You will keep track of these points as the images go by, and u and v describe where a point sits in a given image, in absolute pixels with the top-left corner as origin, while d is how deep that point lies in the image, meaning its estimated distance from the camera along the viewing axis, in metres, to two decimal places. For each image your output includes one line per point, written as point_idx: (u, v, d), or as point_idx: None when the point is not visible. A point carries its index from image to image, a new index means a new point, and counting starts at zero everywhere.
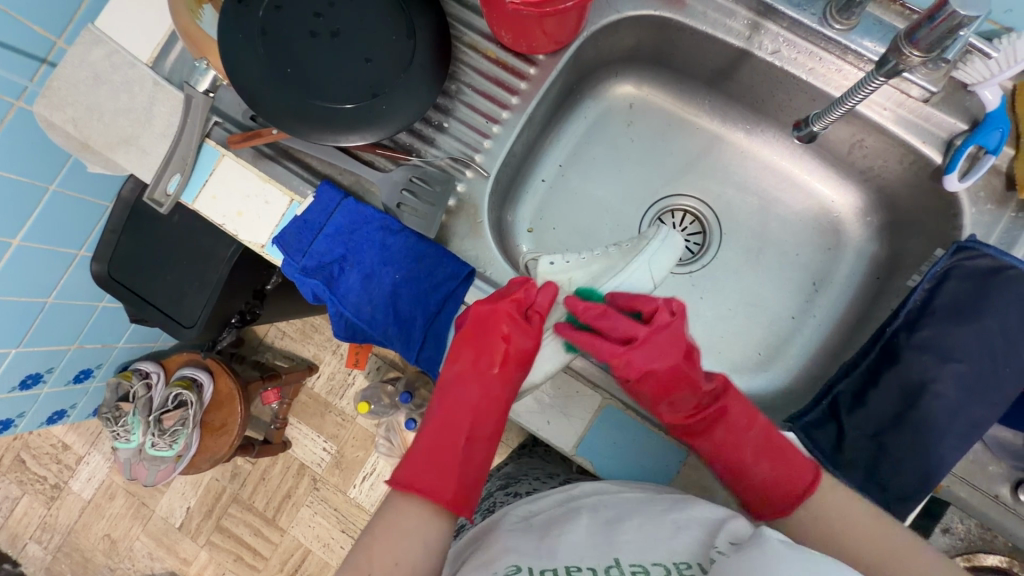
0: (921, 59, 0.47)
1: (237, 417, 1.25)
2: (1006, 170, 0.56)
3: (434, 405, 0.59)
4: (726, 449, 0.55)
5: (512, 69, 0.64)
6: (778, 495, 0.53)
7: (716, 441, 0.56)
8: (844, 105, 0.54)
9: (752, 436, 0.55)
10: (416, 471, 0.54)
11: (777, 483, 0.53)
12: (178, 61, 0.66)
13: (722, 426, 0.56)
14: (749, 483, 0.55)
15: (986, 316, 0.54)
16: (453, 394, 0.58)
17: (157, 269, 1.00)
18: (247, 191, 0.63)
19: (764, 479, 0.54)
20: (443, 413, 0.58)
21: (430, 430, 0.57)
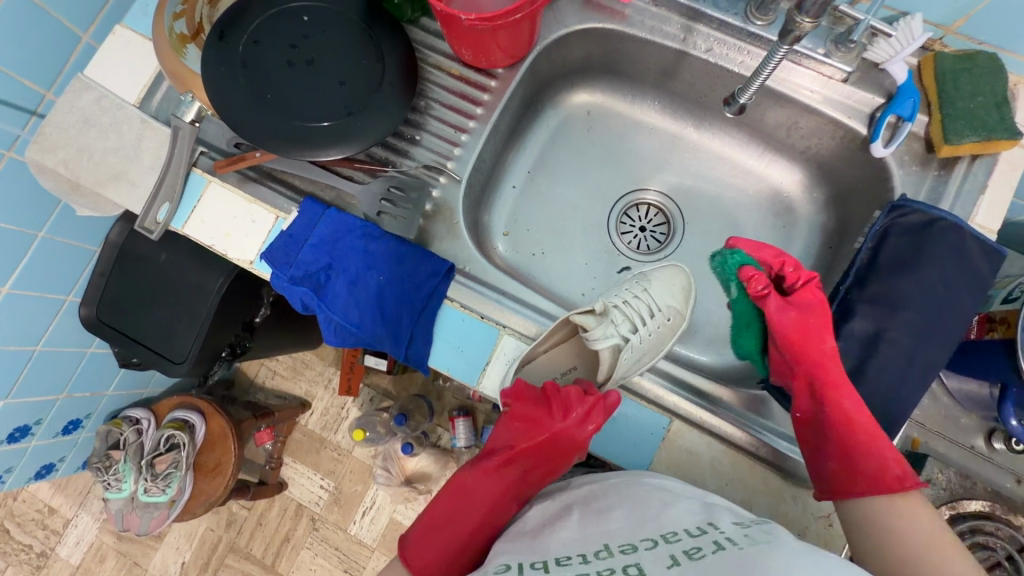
0: (813, 24, 0.49)
1: (232, 458, 1.23)
2: (923, 135, 0.63)
3: (452, 483, 0.61)
4: (840, 416, 0.57)
5: (475, 83, 0.70)
6: (867, 481, 0.55)
7: (835, 413, 0.57)
8: (761, 75, 0.59)
9: (863, 414, 0.58)
10: (422, 542, 0.56)
11: (874, 472, 0.55)
12: (164, 99, 0.71)
13: (842, 399, 0.58)
14: (837, 455, 0.56)
15: (927, 266, 0.59)
16: (478, 482, 0.59)
17: (144, 309, 1.02)
18: (233, 213, 0.67)
19: (846, 459, 0.55)
20: (461, 499, 0.59)
21: (444, 510, 0.58)
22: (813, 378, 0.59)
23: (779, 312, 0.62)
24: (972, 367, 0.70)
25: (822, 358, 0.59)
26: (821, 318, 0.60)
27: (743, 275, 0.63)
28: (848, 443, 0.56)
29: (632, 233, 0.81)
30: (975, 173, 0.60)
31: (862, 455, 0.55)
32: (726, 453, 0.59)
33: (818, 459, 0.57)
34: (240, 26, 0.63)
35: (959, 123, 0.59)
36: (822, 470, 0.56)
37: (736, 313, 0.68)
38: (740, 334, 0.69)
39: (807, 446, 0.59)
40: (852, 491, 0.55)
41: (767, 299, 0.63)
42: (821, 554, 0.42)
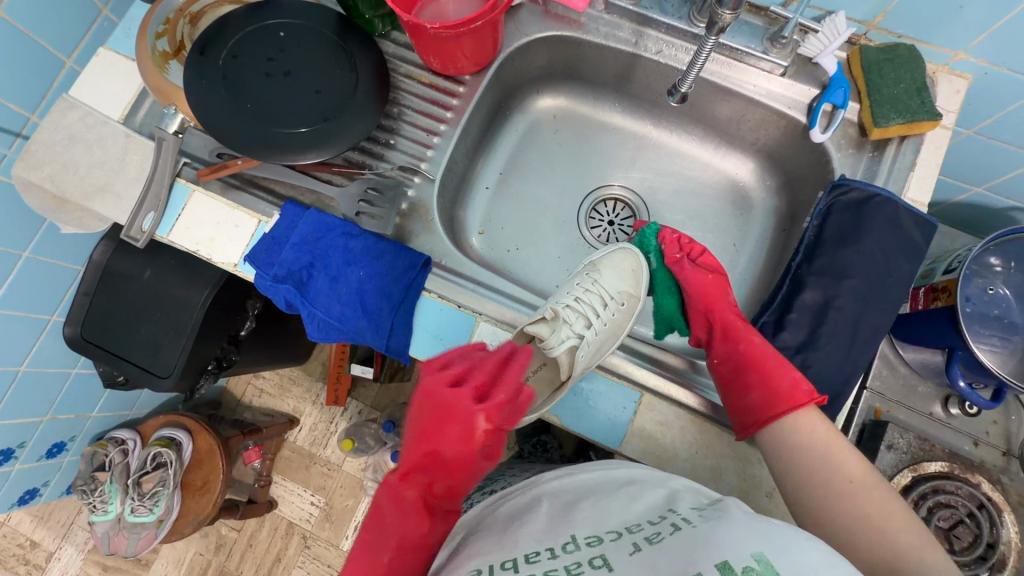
0: (732, 15, 0.54)
1: (220, 474, 1.24)
2: (857, 120, 0.68)
3: (372, 511, 0.54)
4: (752, 350, 0.64)
5: (444, 90, 0.74)
6: (781, 403, 0.60)
7: (746, 349, 0.64)
8: (693, 66, 0.65)
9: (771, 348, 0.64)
10: None
11: (789, 391, 0.60)
12: (148, 115, 0.74)
13: (752, 336, 0.65)
14: (755, 386, 0.61)
15: (866, 238, 0.64)
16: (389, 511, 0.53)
17: (131, 325, 1.03)
18: (217, 219, 0.70)
19: (760, 384, 0.61)
20: (379, 530, 0.52)
21: (361, 541, 0.52)
22: (726, 321, 0.68)
23: (692, 271, 0.72)
24: (921, 335, 0.75)
25: (722, 309, 0.69)
26: (720, 277, 0.72)
27: (661, 242, 0.76)
28: (763, 371, 0.62)
29: (601, 227, 0.85)
30: (905, 153, 0.66)
31: (772, 383, 0.61)
32: (693, 421, 0.63)
33: (740, 394, 0.62)
34: (220, 42, 0.67)
35: (886, 107, 0.65)
36: (744, 403, 0.62)
37: (655, 283, 0.77)
38: (661, 297, 0.77)
39: (728, 385, 0.64)
40: (773, 416, 0.60)
41: (680, 261, 0.73)
42: (775, 525, 0.45)
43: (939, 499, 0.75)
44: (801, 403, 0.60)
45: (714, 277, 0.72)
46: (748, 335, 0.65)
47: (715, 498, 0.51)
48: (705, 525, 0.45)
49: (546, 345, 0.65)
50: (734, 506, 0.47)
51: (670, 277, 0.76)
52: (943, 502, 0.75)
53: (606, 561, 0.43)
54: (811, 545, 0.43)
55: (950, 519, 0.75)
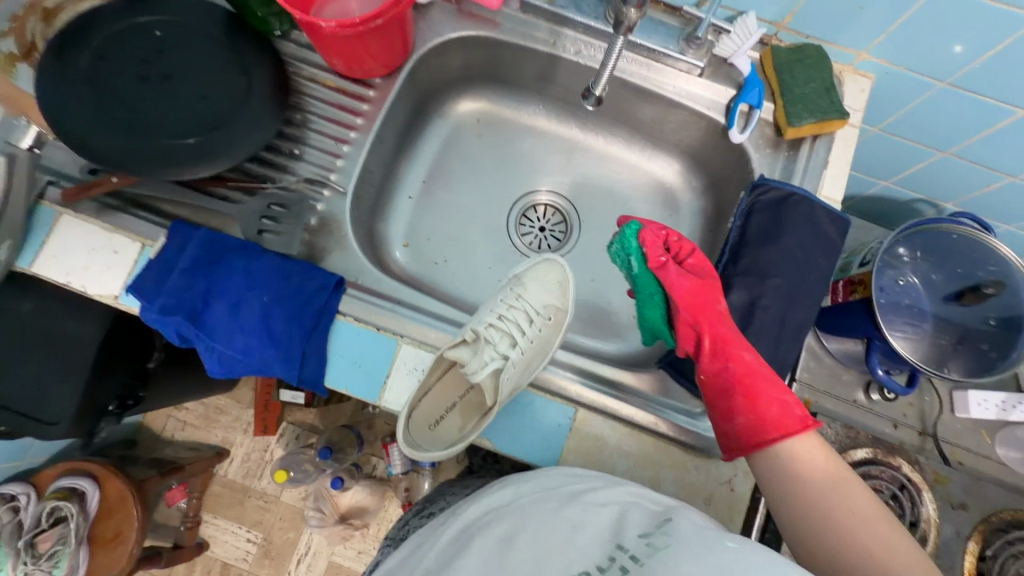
0: (637, 15, 0.54)
1: (134, 522, 1.11)
2: (772, 120, 0.69)
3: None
4: (743, 369, 0.60)
5: (353, 94, 0.69)
6: (772, 429, 0.58)
7: (737, 369, 0.60)
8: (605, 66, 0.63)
9: (764, 368, 0.61)
10: None
11: (780, 418, 0.58)
12: (2, 126, 0.63)
13: (743, 353, 0.61)
14: (744, 410, 0.59)
15: (787, 236, 0.64)
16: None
17: (5, 369, 0.88)
18: (92, 245, 0.61)
19: (753, 410, 0.58)
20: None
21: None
22: (717, 336, 0.62)
23: (678, 277, 0.65)
24: (843, 326, 0.77)
25: (716, 322, 0.63)
26: (711, 285, 0.65)
27: (642, 244, 0.68)
28: (754, 394, 0.59)
29: (532, 233, 0.82)
30: (818, 151, 0.67)
31: (766, 408, 0.58)
32: (630, 433, 0.61)
33: (730, 416, 0.59)
34: (82, 43, 0.59)
35: (798, 107, 0.66)
36: (732, 426, 0.59)
37: (639, 288, 0.70)
38: (646, 308, 0.70)
39: (719, 405, 0.61)
40: (761, 442, 0.58)
41: (665, 270, 0.67)
42: (728, 555, 0.41)
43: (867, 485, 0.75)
44: (795, 430, 0.58)
45: (703, 284, 0.65)
46: (741, 355, 0.61)
47: (663, 514, 0.47)
48: (653, 563, 0.41)
49: (468, 370, 0.62)
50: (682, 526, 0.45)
51: (655, 282, 0.69)
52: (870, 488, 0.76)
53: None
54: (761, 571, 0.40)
55: None
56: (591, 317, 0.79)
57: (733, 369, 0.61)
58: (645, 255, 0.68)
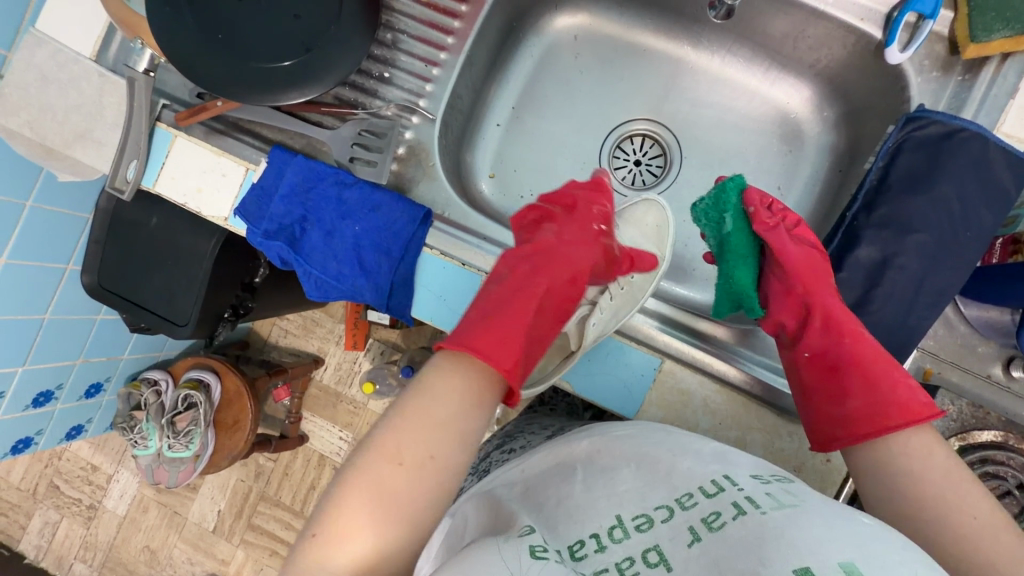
0: None
1: (249, 414, 1.27)
2: (947, 34, 0.56)
3: (493, 287, 0.55)
4: (859, 349, 0.52)
5: (444, 10, 0.64)
6: (893, 415, 0.49)
7: (853, 349, 0.52)
8: None
9: (885, 353, 0.52)
10: (480, 332, 0.50)
11: (904, 401, 0.49)
12: (121, 50, 0.66)
13: (861, 332, 0.53)
14: (859, 392, 0.51)
15: (942, 183, 0.54)
16: (513, 276, 0.55)
17: (143, 274, 1.01)
18: (204, 167, 0.64)
19: (865, 393, 0.51)
20: (509, 293, 0.54)
21: (480, 309, 0.52)
22: (830, 311, 0.54)
23: (788, 241, 0.58)
24: (991, 291, 0.66)
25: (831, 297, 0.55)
26: (820, 254, 0.57)
27: (744, 201, 0.61)
28: (869, 377, 0.51)
29: (626, 167, 0.76)
30: (1006, 75, 0.53)
31: (886, 391, 0.50)
32: (718, 391, 0.58)
33: (841, 401, 0.52)
34: None
35: (989, 15, 0.52)
36: (844, 410, 0.52)
37: (730, 248, 0.62)
38: (736, 266, 0.61)
39: (828, 389, 0.53)
40: (880, 428, 0.49)
41: (772, 234, 0.59)
42: (863, 530, 0.38)
43: (988, 472, 0.69)
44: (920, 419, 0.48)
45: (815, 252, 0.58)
46: (856, 333, 0.53)
47: (778, 473, 0.46)
48: (778, 515, 0.39)
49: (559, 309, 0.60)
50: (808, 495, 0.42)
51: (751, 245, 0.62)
52: (990, 472, 0.69)
53: (662, 557, 0.39)
54: (904, 558, 0.36)
55: (997, 490, 0.69)
56: (684, 262, 0.73)
57: (844, 349, 0.53)
58: (750, 214, 0.61)
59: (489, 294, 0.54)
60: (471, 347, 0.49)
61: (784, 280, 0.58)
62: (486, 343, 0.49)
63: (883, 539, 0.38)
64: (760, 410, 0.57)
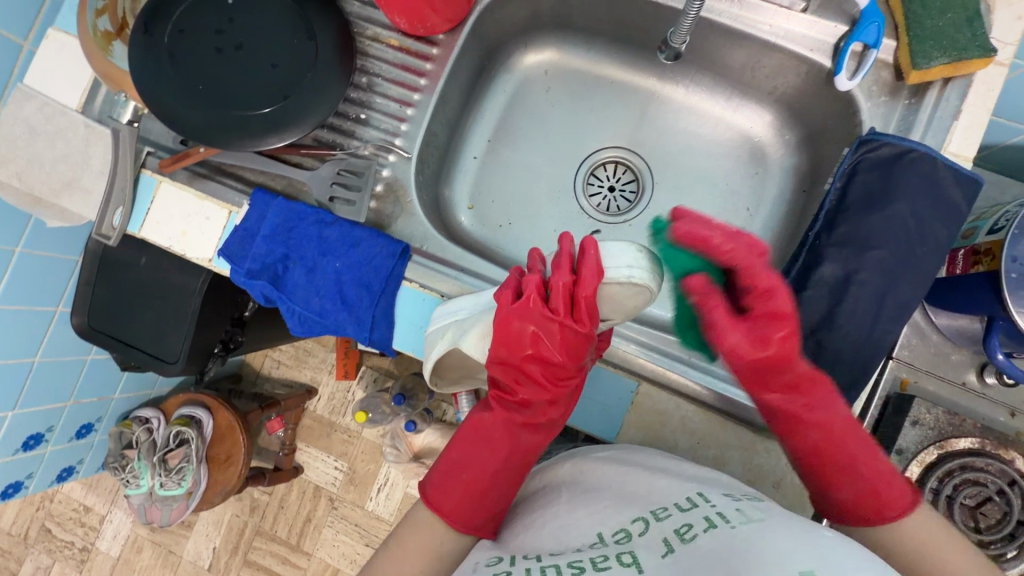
0: None
1: (241, 448, 1.27)
2: (892, 61, 0.59)
3: (467, 426, 0.57)
4: (825, 434, 0.52)
5: (416, 53, 0.67)
6: (873, 505, 0.49)
7: (817, 419, 0.52)
8: (688, 15, 0.55)
9: (850, 424, 0.52)
10: (445, 496, 0.53)
11: (871, 494, 0.50)
12: (106, 102, 0.69)
13: (833, 408, 0.52)
14: (829, 477, 0.52)
15: (896, 201, 0.56)
16: (488, 423, 0.56)
17: (132, 314, 1.02)
18: (187, 211, 0.66)
19: (848, 469, 0.51)
20: (481, 444, 0.55)
21: (454, 460, 0.55)
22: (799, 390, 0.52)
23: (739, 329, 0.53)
24: (957, 301, 0.68)
25: (784, 366, 0.52)
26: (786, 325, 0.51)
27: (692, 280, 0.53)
28: (835, 456, 0.52)
29: (601, 193, 0.78)
30: (948, 98, 0.56)
31: (867, 468, 0.51)
32: (695, 411, 0.59)
33: (833, 480, 0.52)
34: (164, 15, 0.61)
35: (928, 44, 0.55)
36: (821, 489, 0.52)
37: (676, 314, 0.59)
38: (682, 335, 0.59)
39: (814, 465, 0.52)
40: (853, 514, 0.50)
41: (715, 303, 0.53)
42: (827, 539, 0.39)
43: (968, 479, 0.69)
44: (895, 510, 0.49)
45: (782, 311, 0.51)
46: (819, 417, 0.52)
47: (751, 492, 0.47)
48: (747, 529, 0.40)
49: None
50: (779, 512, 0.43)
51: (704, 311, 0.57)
52: (971, 479, 0.69)
53: (635, 558, 0.41)
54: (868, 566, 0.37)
55: (977, 497, 0.69)
56: None
57: (812, 431, 0.52)
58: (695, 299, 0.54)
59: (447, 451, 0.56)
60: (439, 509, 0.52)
61: (744, 360, 0.52)
62: (458, 508, 0.52)
63: (850, 550, 0.38)
64: (738, 427, 0.58)
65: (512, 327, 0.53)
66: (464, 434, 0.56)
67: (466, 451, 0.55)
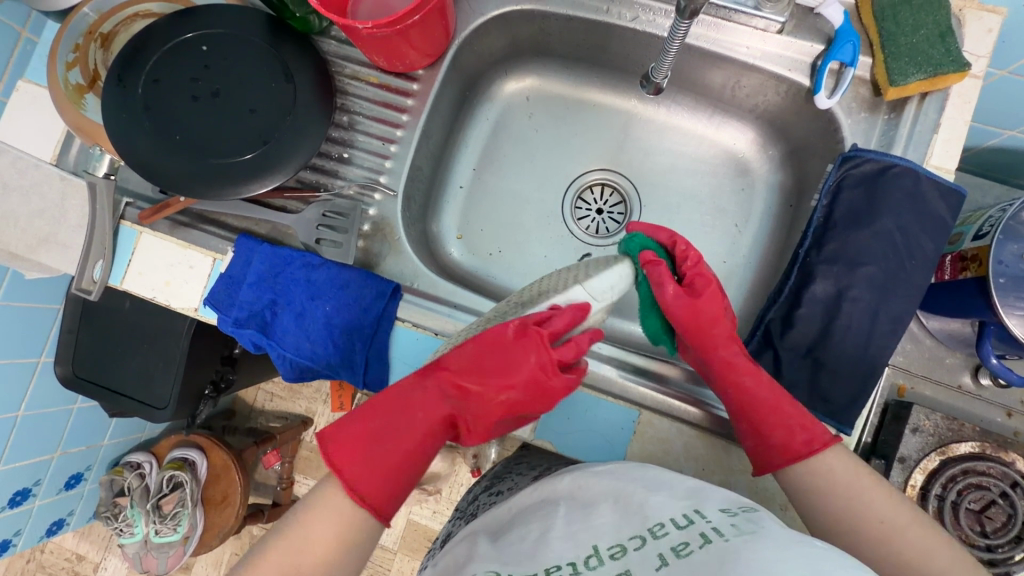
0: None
1: (238, 487, 1.24)
2: (869, 78, 0.59)
3: (391, 395, 0.52)
4: (744, 397, 0.54)
5: (397, 89, 0.67)
6: (779, 454, 0.52)
7: (740, 383, 0.54)
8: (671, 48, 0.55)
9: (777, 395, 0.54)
10: (346, 454, 0.49)
11: (789, 442, 0.52)
12: (81, 153, 0.67)
13: (749, 379, 0.54)
14: (752, 435, 0.53)
15: (882, 216, 0.56)
16: (417, 398, 0.51)
17: (118, 361, 1.00)
18: (170, 261, 0.64)
19: (780, 424, 0.52)
20: (399, 411, 0.51)
21: (370, 422, 0.51)
22: (729, 360, 0.55)
23: (676, 300, 0.57)
24: (948, 306, 0.68)
25: (722, 327, 0.57)
26: (714, 301, 0.57)
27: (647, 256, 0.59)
28: (758, 422, 0.53)
29: (589, 216, 0.78)
30: (927, 112, 0.57)
31: (801, 420, 0.52)
32: (697, 436, 0.58)
33: (766, 432, 0.52)
34: (136, 67, 0.60)
35: (902, 61, 0.56)
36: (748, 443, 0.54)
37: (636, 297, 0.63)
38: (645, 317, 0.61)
39: (745, 417, 0.54)
40: (772, 464, 0.52)
41: (661, 270, 0.57)
42: (817, 551, 0.38)
43: (969, 484, 0.68)
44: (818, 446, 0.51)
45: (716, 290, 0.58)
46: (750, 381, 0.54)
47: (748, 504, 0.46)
48: (739, 542, 0.40)
49: None
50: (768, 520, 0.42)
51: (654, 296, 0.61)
52: (974, 483, 0.68)
53: None
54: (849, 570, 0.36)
55: (981, 500, 0.69)
56: None
57: (741, 392, 0.54)
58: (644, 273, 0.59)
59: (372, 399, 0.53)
60: (335, 462, 0.48)
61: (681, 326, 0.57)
62: (359, 473, 0.48)
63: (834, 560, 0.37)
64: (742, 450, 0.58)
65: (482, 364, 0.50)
66: (392, 390, 0.53)
67: (390, 410, 0.51)
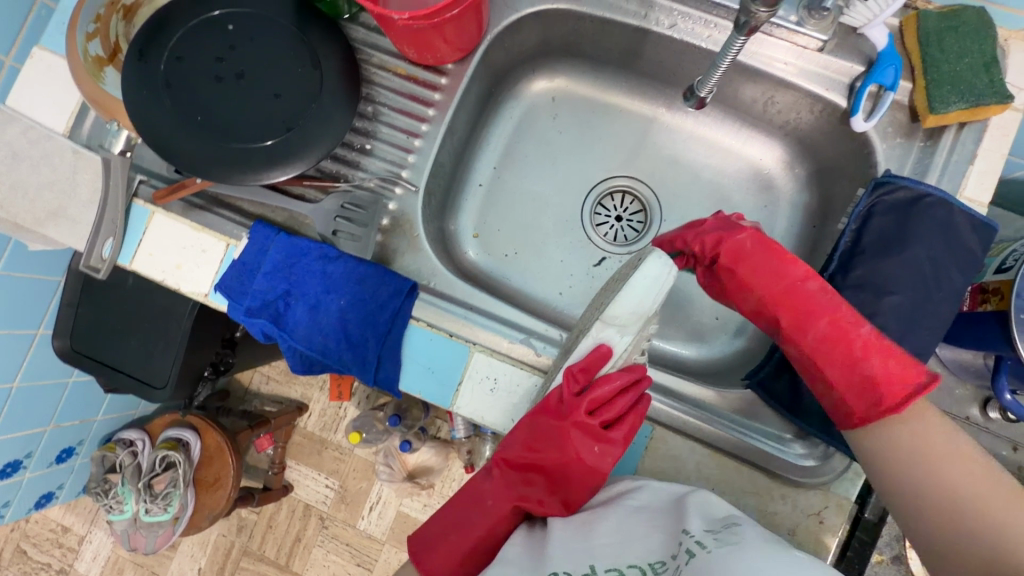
0: (769, 13, 0.43)
1: (230, 470, 1.22)
2: (907, 103, 0.59)
3: (466, 489, 0.55)
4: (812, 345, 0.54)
5: (424, 82, 0.65)
6: (867, 406, 0.51)
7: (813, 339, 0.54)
8: (719, 68, 0.54)
9: (846, 342, 0.53)
10: (430, 549, 0.52)
11: (875, 391, 0.51)
12: (95, 127, 0.66)
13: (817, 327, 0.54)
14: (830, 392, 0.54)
15: (913, 245, 0.55)
16: (488, 490, 0.53)
17: (117, 337, 0.98)
18: (182, 243, 0.63)
19: (862, 380, 0.51)
20: (472, 506, 0.53)
21: (447, 520, 0.53)
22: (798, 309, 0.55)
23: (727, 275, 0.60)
24: (964, 338, 0.68)
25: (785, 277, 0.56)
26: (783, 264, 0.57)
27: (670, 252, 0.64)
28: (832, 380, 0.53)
29: (608, 223, 0.77)
30: (964, 143, 0.57)
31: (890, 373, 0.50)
32: (710, 456, 0.58)
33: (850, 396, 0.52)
34: (159, 42, 0.58)
35: (945, 89, 0.55)
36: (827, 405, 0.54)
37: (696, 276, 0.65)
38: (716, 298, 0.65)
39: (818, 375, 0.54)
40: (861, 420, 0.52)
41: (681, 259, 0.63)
42: (794, 560, 0.39)
43: None
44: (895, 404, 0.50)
45: (753, 257, 0.58)
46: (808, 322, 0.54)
47: (726, 517, 0.46)
48: (720, 552, 0.39)
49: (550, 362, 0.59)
50: (745, 530, 0.43)
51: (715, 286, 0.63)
52: None
53: None
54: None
55: None
56: (669, 316, 0.74)
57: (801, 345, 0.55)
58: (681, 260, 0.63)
59: (453, 494, 0.56)
60: (419, 554, 0.52)
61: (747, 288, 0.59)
62: (438, 566, 0.51)
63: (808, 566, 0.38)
64: (754, 473, 0.57)
65: (546, 433, 0.51)
66: (469, 485, 0.55)
67: (464, 500, 0.54)
